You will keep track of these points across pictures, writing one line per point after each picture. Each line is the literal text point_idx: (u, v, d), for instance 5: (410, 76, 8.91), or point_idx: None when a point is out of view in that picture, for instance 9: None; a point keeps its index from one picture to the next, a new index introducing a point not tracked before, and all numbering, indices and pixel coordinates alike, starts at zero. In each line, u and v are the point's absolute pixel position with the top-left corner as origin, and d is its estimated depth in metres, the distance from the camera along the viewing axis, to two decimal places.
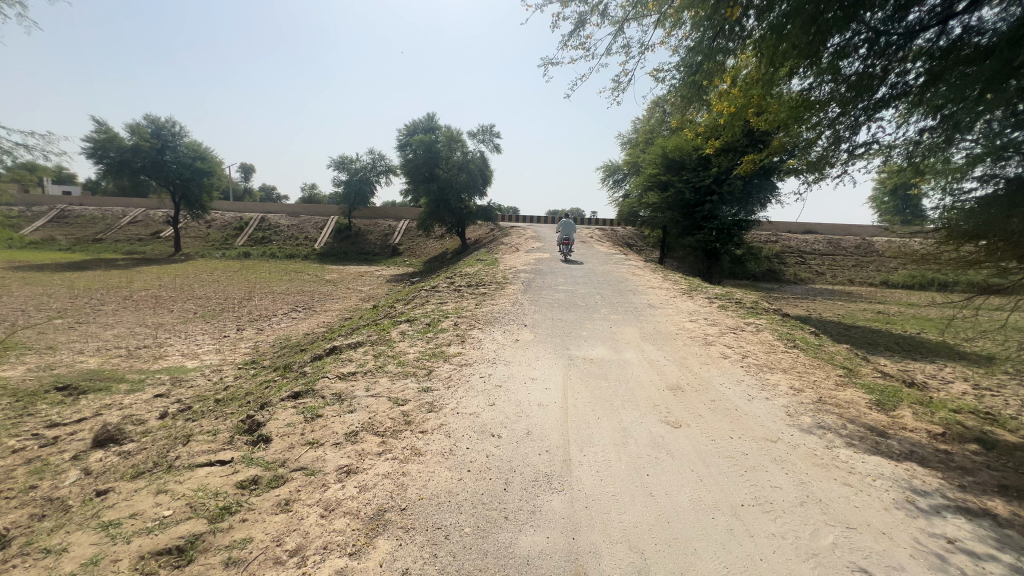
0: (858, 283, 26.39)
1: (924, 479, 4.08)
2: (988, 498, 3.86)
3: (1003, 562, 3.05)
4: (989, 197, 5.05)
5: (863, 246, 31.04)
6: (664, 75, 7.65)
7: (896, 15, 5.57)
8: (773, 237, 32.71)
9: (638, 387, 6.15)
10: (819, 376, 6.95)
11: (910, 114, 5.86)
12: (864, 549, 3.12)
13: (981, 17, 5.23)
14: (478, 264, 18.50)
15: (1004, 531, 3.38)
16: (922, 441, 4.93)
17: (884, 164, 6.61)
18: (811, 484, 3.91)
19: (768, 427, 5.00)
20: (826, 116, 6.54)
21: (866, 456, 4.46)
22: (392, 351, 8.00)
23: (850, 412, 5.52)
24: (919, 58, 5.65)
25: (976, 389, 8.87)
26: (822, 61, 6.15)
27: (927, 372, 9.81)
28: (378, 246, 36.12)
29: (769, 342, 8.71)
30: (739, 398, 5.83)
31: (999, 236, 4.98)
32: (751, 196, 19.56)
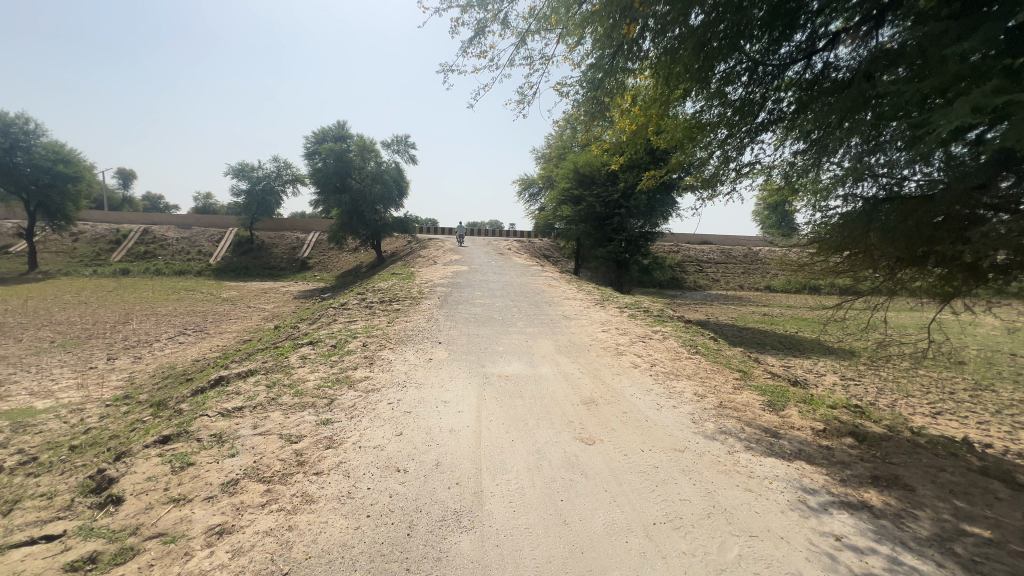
0: (747, 288, 29.28)
1: (811, 477, 4.36)
2: (864, 490, 4.19)
3: (883, 553, 3.25)
4: (852, 214, 5.60)
5: (750, 255, 34.54)
6: (567, 89, 7.80)
7: (771, 48, 6.11)
8: (675, 248, 35.29)
9: (552, 404, 6.07)
10: (718, 381, 7.37)
11: (786, 137, 6.43)
12: (766, 558, 3.18)
13: (837, 55, 5.91)
14: (393, 278, 17.81)
15: (880, 522, 3.65)
16: (807, 438, 5.32)
17: (766, 182, 7.21)
18: (716, 493, 4.00)
19: (676, 437, 5.12)
20: (716, 137, 7.02)
21: (763, 459, 4.68)
22: (290, 378, 7.20)
23: (747, 415, 5.87)
24: (791, 88, 6.24)
25: (844, 380, 10.05)
26: (711, 86, 6.59)
27: (805, 368, 10.96)
28: (285, 260, 33.52)
29: (674, 350, 9.16)
30: (649, 409, 5.95)
31: (859, 249, 5.55)
32: (654, 210, 21.06)
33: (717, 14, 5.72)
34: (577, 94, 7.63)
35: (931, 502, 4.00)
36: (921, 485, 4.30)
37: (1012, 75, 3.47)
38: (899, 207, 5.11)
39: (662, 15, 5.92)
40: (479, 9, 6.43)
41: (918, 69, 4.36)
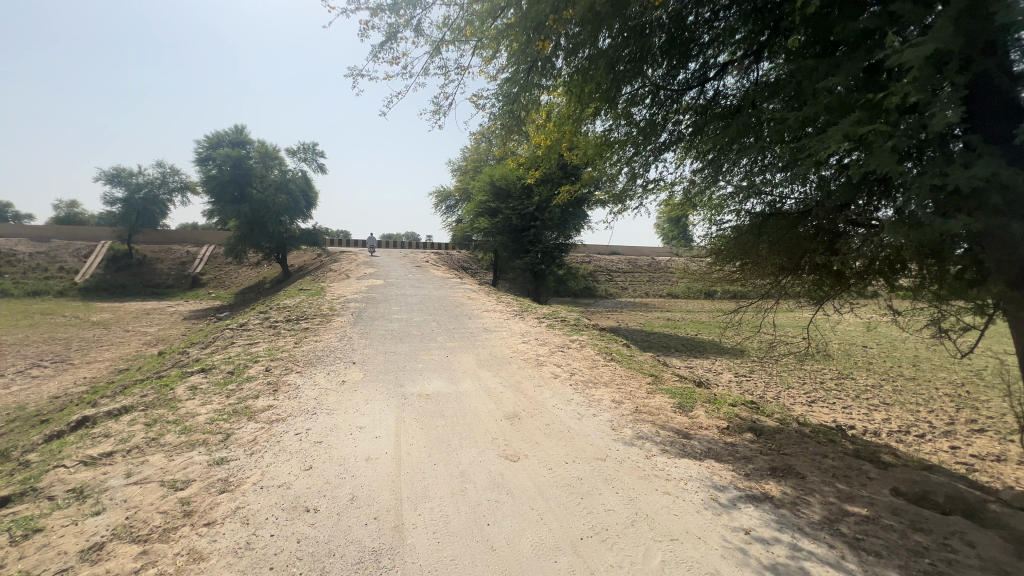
0: (652, 295, 31.45)
1: (720, 474, 4.64)
2: (765, 481, 4.54)
3: (785, 541, 3.50)
4: (741, 228, 6.14)
5: (654, 264, 37.21)
6: (483, 102, 7.81)
7: (670, 74, 6.59)
8: (587, 259, 37.00)
9: (475, 421, 5.90)
10: (633, 386, 7.70)
11: (685, 157, 6.94)
12: (687, 561, 3.28)
13: (725, 84, 6.52)
14: (301, 294, 16.58)
15: (781, 511, 3.96)
16: (714, 437, 5.68)
17: (669, 198, 7.73)
18: (637, 499, 4.09)
19: (598, 446, 5.22)
20: (624, 155, 7.40)
21: (677, 461, 4.91)
22: (176, 413, 6.30)
23: (660, 419, 6.16)
24: (688, 112, 6.77)
25: (738, 377, 11.06)
26: (618, 107, 6.95)
27: (706, 368, 11.91)
28: (172, 277, 29.92)
29: (591, 358, 9.46)
30: (570, 419, 6.01)
31: (750, 259, 6.11)
32: (567, 222, 21.89)
33: (623, 38, 6.10)
34: (493, 107, 7.68)
35: (819, 487, 4.43)
36: (809, 472, 4.76)
37: (867, 109, 4.01)
38: (780, 221, 5.69)
39: (573, 36, 6.18)
40: (390, 13, 6.22)
41: (793, 100, 4.91)
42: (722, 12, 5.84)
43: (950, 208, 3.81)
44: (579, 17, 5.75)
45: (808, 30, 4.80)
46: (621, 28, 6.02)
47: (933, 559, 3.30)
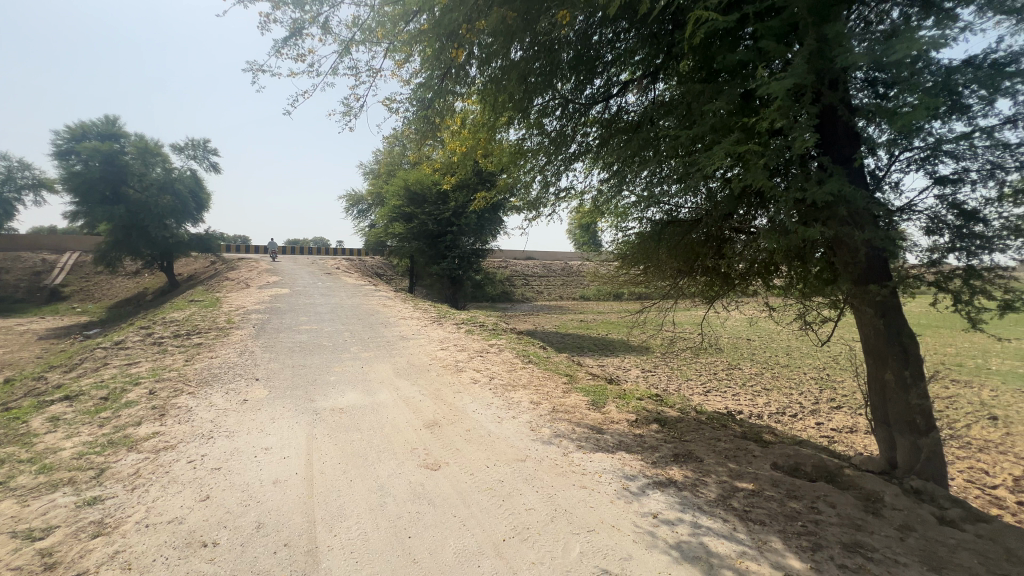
0: (566, 298, 32.73)
1: (630, 464, 4.97)
2: (669, 467, 4.94)
3: (687, 520, 3.84)
4: (644, 234, 6.63)
5: (567, 268, 38.75)
6: (396, 106, 7.66)
7: (578, 88, 6.95)
8: (504, 264, 37.58)
9: (394, 432, 5.73)
10: (550, 387, 7.97)
11: (592, 167, 7.35)
12: (603, 549, 3.47)
13: (627, 101, 7.02)
14: (192, 306, 14.94)
15: (683, 493, 4.33)
16: (624, 430, 6.06)
17: (579, 205, 8.13)
18: (556, 496, 4.24)
19: (518, 447, 5.33)
20: (537, 164, 7.65)
21: (592, 455, 5.18)
22: (32, 449, 5.37)
23: (576, 417, 6.45)
24: (594, 125, 7.18)
25: (644, 372, 11.89)
26: (531, 117, 7.19)
27: (616, 365, 12.66)
28: (21, 289, 25.41)
29: (509, 361, 9.63)
30: (491, 423, 6.08)
31: (651, 263, 6.61)
32: (484, 228, 22.10)
33: (533, 52, 6.35)
34: (406, 111, 7.56)
35: (714, 468, 4.92)
36: (706, 455, 5.26)
37: (744, 131, 4.57)
38: (676, 228, 6.24)
39: (486, 46, 6.31)
40: (294, 7, 5.89)
41: (684, 119, 5.43)
42: (622, 34, 6.30)
43: (809, 218, 4.46)
44: (491, 28, 5.90)
45: (695, 58, 5.34)
46: (532, 41, 6.27)
47: (804, 520, 3.81)
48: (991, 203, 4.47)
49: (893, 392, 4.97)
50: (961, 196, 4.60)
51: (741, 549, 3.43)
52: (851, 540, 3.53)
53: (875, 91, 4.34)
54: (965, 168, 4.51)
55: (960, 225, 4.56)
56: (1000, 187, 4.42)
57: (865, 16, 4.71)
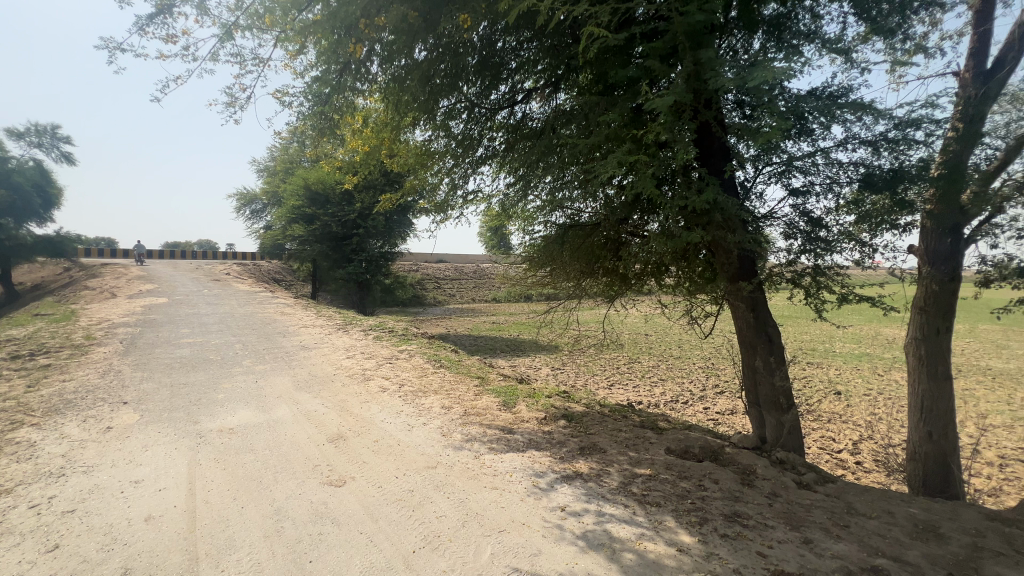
0: (478, 300, 32.86)
1: (540, 461, 5.11)
2: (576, 460, 5.16)
3: (592, 510, 4.03)
4: (549, 237, 6.84)
5: (479, 271, 38.93)
6: (289, 100, 7.15)
7: (483, 93, 7.01)
8: (415, 267, 36.76)
9: (293, 450, 5.32)
10: (461, 390, 7.94)
11: (499, 171, 7.46)
12: (514, 547, 3.52)
13: (531, 108, 7.22)
14: (37, 321, 12.61)
15: (588, 484, 4.55)
16: (534, 428, 6.22)
17: (487, 208, 8.20)
18: (467, 500, 4.22)
19: (428, 455, 5.23)
20: (444, 166, 7.58)
21: (503, 456, 5.24)
22: None
23: (487, 419, 6.49)
24: (500, 130, 7.29)
25: (553, 370, 12.33)
26: (436, 118, 7.11)
27: (527, 365, 12.98)
28: None
29: (420, 367, 9.43)
30: (400, 432, 5.90)
31: (556, 265, 6.88)
32: (392, 230, 21.41)
33: (437, 53, 6.32)
34: (302, 106, 7.09)
35: (616, 457, 5.23)
36: (609, 446, 5.57)
37: (635, 142, 4.92)
38: (578, 232, 6.54)
39: (388, 43, 6.14)
40: None
41: (583, 128, 5.74)
42: (525, 43, 6.47)
43: (692, 223, 4.92)
44: (392, 25, 5.75)
45: (592, 71, 5.65)
46: (435, 43, 6.23)
47: (693, 498, 4.19)
48: (831, 212, 5.28)
49: (761, 375, 5.66)
50: (809, 206, 5.38)
51: (640, 531, 3.67)
52: (731, 511, 3.96)
53: (742, 112, 4.92)
54: (811, 182, 5.28)
55: (809, 230, 5.33)
56: (837, 199, 5.24)
57: (732, 47, 5.33)
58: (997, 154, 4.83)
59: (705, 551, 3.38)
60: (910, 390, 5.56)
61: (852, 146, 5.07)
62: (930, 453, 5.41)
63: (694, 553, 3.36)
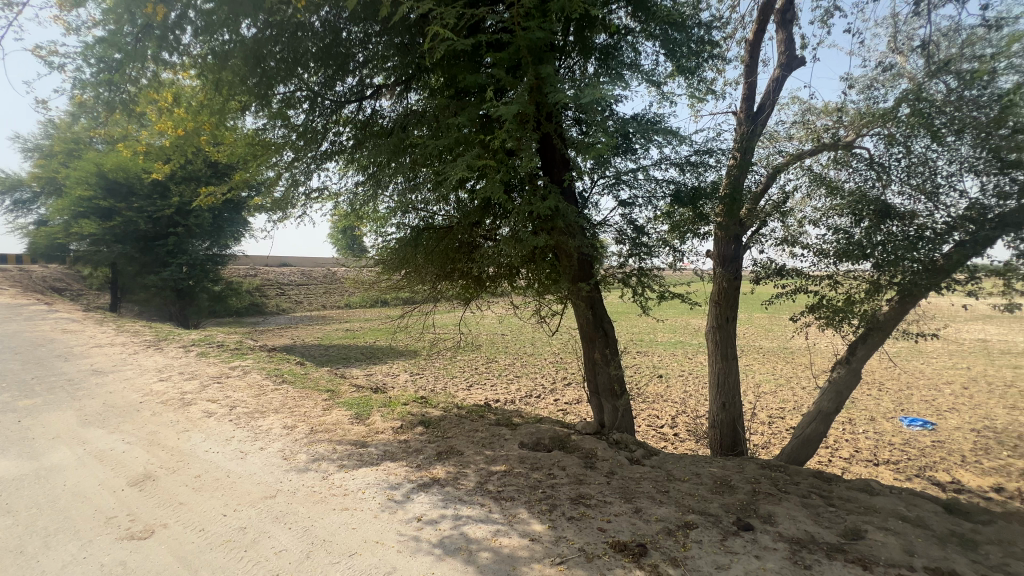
0: (330, 307, 30.44)
1: (395, 472, 4.90)
2: (433, 466, 5.08)
3: (449, 515, 4.00)
4: (403, 239, 6.62)
5: (330, 275, 36.12)
6: (65, 63, 5.70)
7: (326, 83, 6.49)
8: (252, 271, 32.51)
9: (76, 502, 4.22)
10: (308, 406, 7.22)
11: (348, 168, 7.00)
12: (366, 569, 3.29)
13: (381, 105, 6.92)
14: None
15: (445, 489, 4.51)
16: (389, 439, 5.96)
17: (336, 207, 7.60)
18: (313, 527, 3.83)
19: (266, 483, 4.62)
20: (282, 159, 6.81)
21: (355, 472, 4.90)
22: None
23: (337, 435, 6.01)
24: (348, 125, 6.85)
25: (412, 376, 12.01)
26: (272, 105, 6.37)
27: (383, 372, 12.41)
28: None
29: (258, 384, 8.33)
30: (231, 461, 5.11)
31: (411, 268, 6.72)
32: (221, 230, 18.41)
33: (270, 33, 5.67)
34: (85, 72, 5.71)
35: (473, 458, 5.29)
36: (466, 447, 5.61)
37: (484, 147, 5.05)
38: (433, 234, 6.46)
39: (205, 11, 5.32)
40: None
41: (434, 130, 5.70)
42: (372, 36, 6.15)
43: (539, 228, 5.23)
44: None
45: (443, 74, 5.64)
46: (267, 21, 5.58)
47: (544, 487, 4.45)
48: (650, 221, 6.10)
49: (600, 365, 6.29)
50: (634, 216, 6.14)
51: (495, 528, 3.75)
52: (576, 493, 4.30)
53: (579, 128, 5.39)
54: (635, 195, 6.04)
55: (634, 237, 6.08)
56: (655, 210, 6.07)
57: (570, 68, 5.84)
58: (762, 180, 6.14)
59: (555, 536, 3.60)
60: (710, 369, 6.72)
61: (665, 166, 5.94)
62: (724, 420, 6.62)
63: (544, 540, 3.55)
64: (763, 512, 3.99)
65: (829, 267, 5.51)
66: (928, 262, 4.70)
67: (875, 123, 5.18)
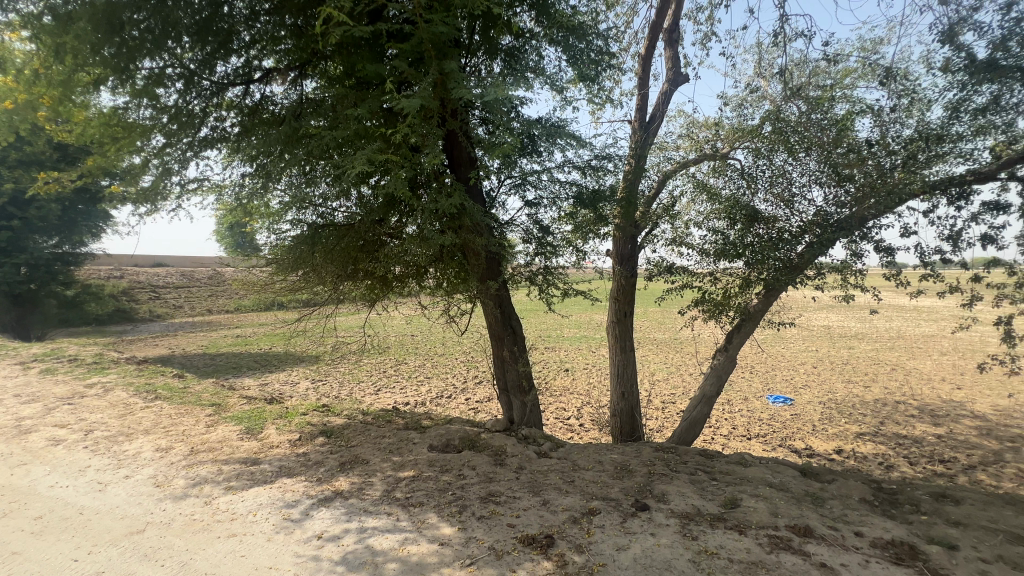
0: (216, 311, 27.36)
1: (292, 489, 4.53)
2: (335, 479, 4.78)
3: (353, 529, 3.78)
4: (298, 237, 6.13)
5: (216, 276, 32.48)
6: None
7: (205, 61, 5.80)
8: (116, 272, 28.14)
9: None
10: (187, 424, 6.41)
11: (233, 158, 6.32)
12: None
13: (271, 91, 6.35)
14: None
15: (349, 502, 4.26)
16: (285, 453, 5.50)
17: (219, 201, 6.83)
18: (192, 560, 3.40)
19: (133, 516, 4.01)
20: (150, 145, 5.96)
21: (244, 493, 4.44)
22: None
23: (222, 454, 5.41)
24: (232, 110, 6.19)
25: (313, 383, 11.22)
26: (135, 82, 5.54)
27: (281, 381, 11.43)
28: None
29: (123, 402, 7.21)
30: (86, 495, 4.36)
31: (309, 269, 6.26)
32: (74, 224, 15.71)
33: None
34: None
35: (379, 466, 5.07)
36: (372, 455, 5.37)
37: (386, 141, 4.84)
38: (333, 232, 6.08)
39: None
40: None
41: (333, 121, 5.35)
42: (261, 14, 5.61)
43: (446, 227, 5.15)
44: None
45: (341, 62, 5.31)
46: None
47: (454, 489, 4.40)
48: (555, 221, 6.30)
49: (508, 363, 6.37)
50: (540, 216, 6.29)
51: (403, 536, 3.63)
52: (486, 492, 4.31)
53: (485, 127, 5.40)
54: (541, 196, 6.20)
55: (540, 236, 6.23)
56: (559, 211, 6.29)
57: (476, 67, 5.83)
58: (653, 184, 6.65)
59: (464, 538, 3.57)
60: (611, 362, 7.14)
61: (568, 169, 6.17)
62: (624, 408, 7.07)
63: (454, 543, 3.51)
64: (657, 492, 4.32)
65: (710, 266, 6.10)
66: (786, 260, 5.45)
67: (746, 138, 5.86)
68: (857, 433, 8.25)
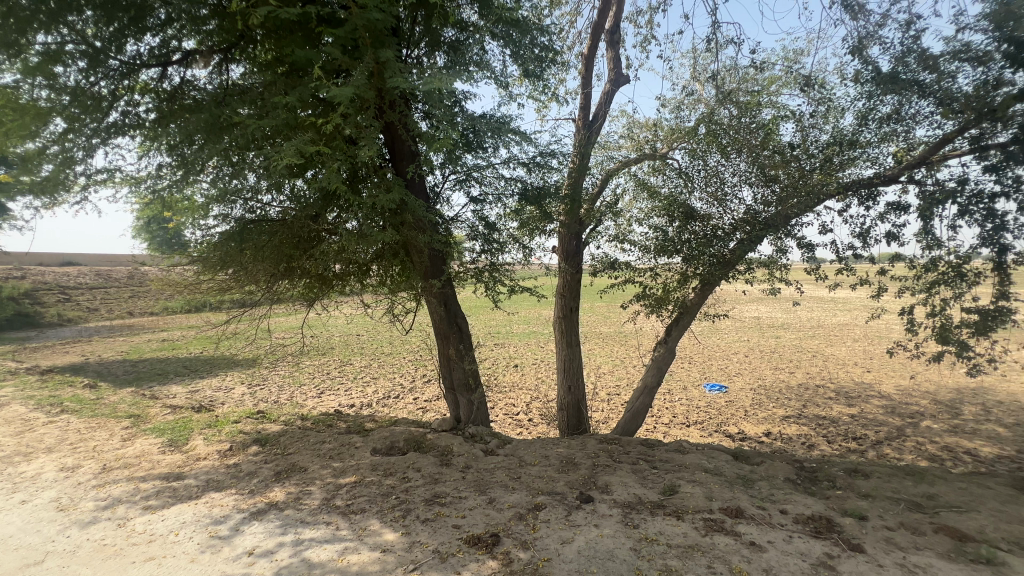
0: (138, 313, 25.10)
1: (221, 504, 4.23)
2: (270, 489, 4.51)
3: (288, 542, 3.57)
4: (226, 233, 5.70)
5: (137, 275, 29.80)
6: None
7: (113, 39, 5.25)
8: (15, 271, 25.09)
9: None
10: (99, 439, 5.82)
11: (149, 146, 5.78)
12: None
13: (193, 74, 5.85)
14: None
15: (285, 513, 4.03)
16: (214, 466, 5.12)
17: (134, 194, 6.21)
18: None
19: (31, 546, 3.58)
20: (48, 129, 5.32)
21: (165, 512, 4.09)
22: None
23: (140, 469, 4.95)
24: (147, 94, 5.66)
25: (249, 388, 10.56)
26: (27, 59, 4.92)
27: (212, 387, 10.67)
28: None
29: (21, 418, 6.43)
30: None
31: (240, 267, 5.85)
32: None
33: None
34: None
35: (318, 473, 4.84)
36: (311, 462, 5.12)
37: (320, 133, 4.60)
38: (265, 228, 5.71)
39: None
40: None
41: (262, 108, 5.00)
42: None
43: (387, 223, 4.97)
44: None
45: (271, 47, 4.98)
46: None
47: (397, 493, 4.27)
48: (501, 218, 6.28)
49: (455, 362, 6.28)
50: (485, 212, 6.24)
51: (342, 546, 3.47)
52: (431, 494, 4.22)
53: (427, 120, 5.26)
54: (486, 192, 6.15)
55: (486, 233, 6.17)
56: (505, 207, 6.26)
57: (417, 59, 5.66)
58: (597, 182, 6.78)
59: (408, 543, 3.47)
60: (558, 357, 7.23)
61: (513, 165, 6.15)
62: (571, 402, 7.19)
63: (397, 549, 3.40)
64: (601, 483, 4.42)
65: (650, 262, 6.31)
66: (720, 255, 5.73)
67: (683, 139, 6.09)
68: (784, 416, 8.88)
